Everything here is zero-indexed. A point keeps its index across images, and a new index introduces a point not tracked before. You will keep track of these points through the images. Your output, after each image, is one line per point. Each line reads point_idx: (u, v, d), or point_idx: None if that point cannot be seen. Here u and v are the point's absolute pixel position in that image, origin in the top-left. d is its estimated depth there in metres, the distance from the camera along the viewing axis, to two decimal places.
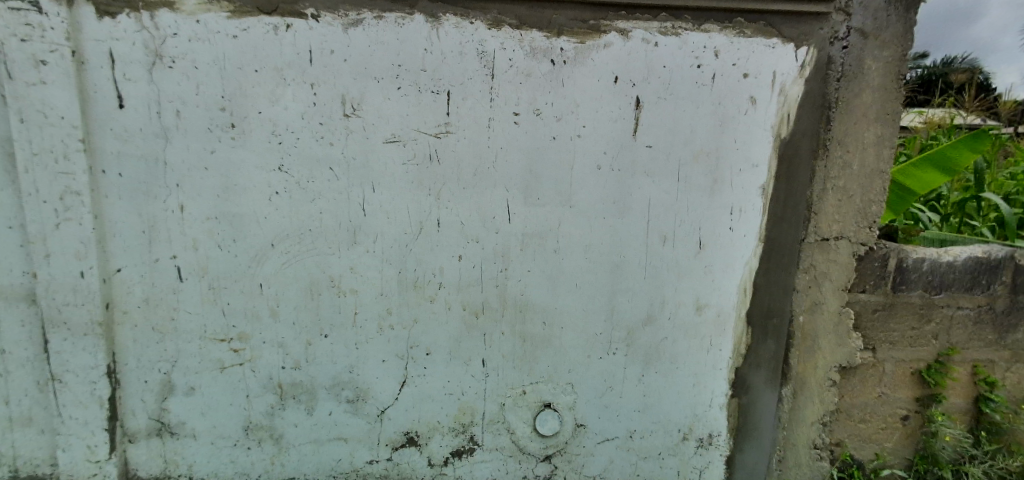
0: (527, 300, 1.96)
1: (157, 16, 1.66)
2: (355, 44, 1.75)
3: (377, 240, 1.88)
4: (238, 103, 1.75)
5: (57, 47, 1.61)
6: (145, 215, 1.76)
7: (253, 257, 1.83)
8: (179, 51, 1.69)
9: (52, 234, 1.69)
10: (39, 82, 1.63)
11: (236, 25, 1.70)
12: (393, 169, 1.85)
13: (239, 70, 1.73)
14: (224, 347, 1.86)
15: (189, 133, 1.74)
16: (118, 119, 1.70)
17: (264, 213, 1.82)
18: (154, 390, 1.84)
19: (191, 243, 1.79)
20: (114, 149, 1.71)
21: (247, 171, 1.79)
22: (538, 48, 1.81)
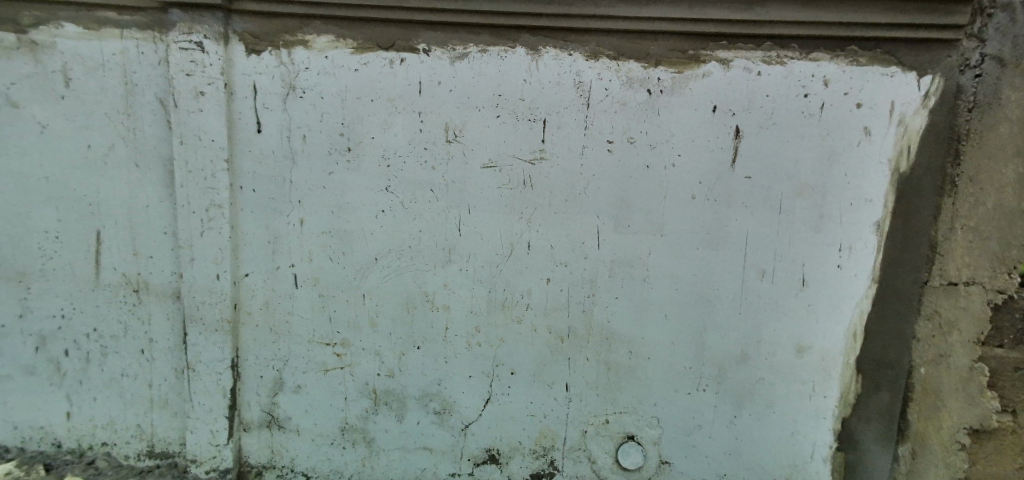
0: (613, 328, 1.95)
1: (294, 53, 1.89)
2: (459, 76, 1.88)
3: (469, 259, 1.97)
4: (355, 130, 1.93)
5: (214, 80, 1.86)
6: (271, 228, 1.97)
7: (359, 269, 1.99)
8: (309, 84, 1.90)
9: (197, 240, 1.93)
10: (198, 110, 1.87)
11: (358, 59, 1.89)
12: (489, 192, 1.93)
13: (358, 100, 1.91)
14: (328, 350, 2.02)
15: (313, 155, 1.94)
16: (257, 142, 1.93)
17: (370, 230, 1.97)
18: (267, 385, 2.03)
19: (307, 254, 1.98)
20: (251, 168, 1.94)
21: (359, 191, 1.96)
22: (634, 77, 1.83)
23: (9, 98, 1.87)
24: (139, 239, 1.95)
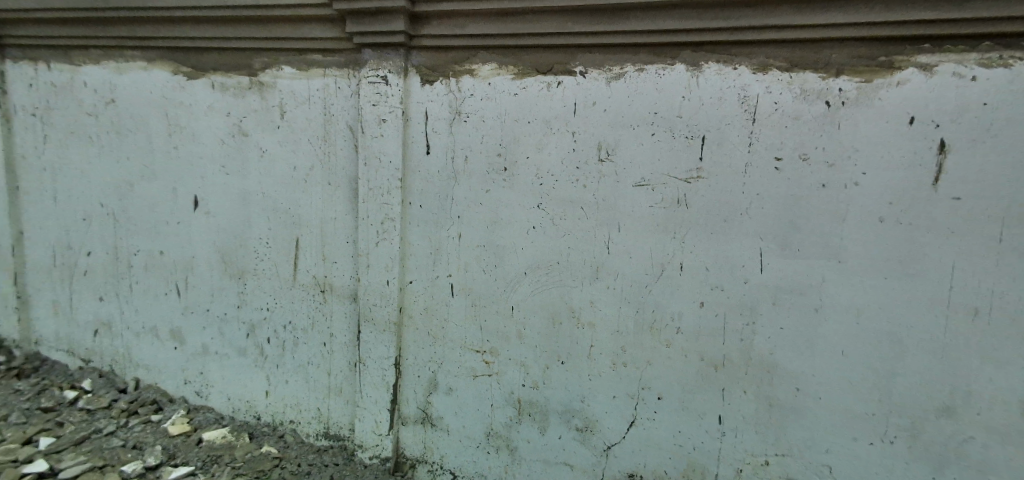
0: (775, 361, 1.79)
1: (461, 82, 2.05)
2: (615, 95, 1.90)
3: (617, 278, 1.96)
4: (512, 150, 2.04)
5: (394, 108, 2.09)
6: (434, 240, 2.15)
7: (509, 282, 2.08)
8: (473, 108, 2.05)
9: (373, 249, 2.18)
10: (380, 135, 2.11)
11: (518, 84, 1.99)
12: (640, 211, 1.91)
13: (516, 122, 2.01)
14: (478, 357, 2.14)
15: (472, 175, 2.09)
16: (425, 163, 2.13)
17: (521, 245, 2.06)
18: (423, 385, 2.21)
19: (463, 265, 2.13)
20: (420, 186, 2.14)
21: (513, 208, 2.06)
22: (810, 90, 1.69)
23: (240, 128, 2.23)
24: (327, 247, 2.23)
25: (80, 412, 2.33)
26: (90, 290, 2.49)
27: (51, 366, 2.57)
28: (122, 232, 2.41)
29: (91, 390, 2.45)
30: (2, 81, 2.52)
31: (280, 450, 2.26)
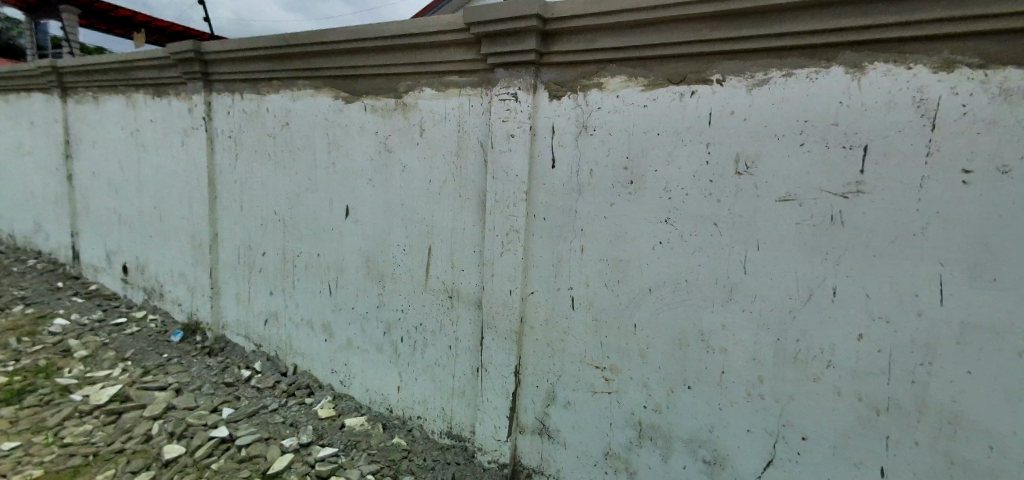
0: (959, 414, 1.42)
1: (589, 95, 1.97)
2: (757, 103, 1.66)
3: (755, 301, 1.72)
4: (639, 163, 1.90)
5: (522, 124, 2.09)
6: (556, 253, 2.11)
7: (633, 299, 1.96)
8: (600, 122, 1.96)
9: (498, 259, 2.22)
10: (508, 150, 2.14)
11: (647, 96, 1.86)
12: (783, 229, 1.65)
13: (644, 134, 1.88)
14: (597, 373, 2.06)
15: (598, 188, 1.99)
16: (551, 177, 2.09)
17: (647, 261, 1.91)
18: (541, 395, 2.20)
19: (585, 279, 2.05)
20: (545, 200, 2.11)
21: (638, 222, 1.92)
22: (1015, 88, 1.29)
23: (386, 146, 2.46)
24: (456, 255, 2.36)
25: (252, 389, 2.73)
26: (262, 285, 2.90)
27: (231, 347, 3.02)
28: (289, 236, 2.78)
29: (260, 372, 2.84)
30: (207, 109, 3.00)
31: (409, 443, 2.43)
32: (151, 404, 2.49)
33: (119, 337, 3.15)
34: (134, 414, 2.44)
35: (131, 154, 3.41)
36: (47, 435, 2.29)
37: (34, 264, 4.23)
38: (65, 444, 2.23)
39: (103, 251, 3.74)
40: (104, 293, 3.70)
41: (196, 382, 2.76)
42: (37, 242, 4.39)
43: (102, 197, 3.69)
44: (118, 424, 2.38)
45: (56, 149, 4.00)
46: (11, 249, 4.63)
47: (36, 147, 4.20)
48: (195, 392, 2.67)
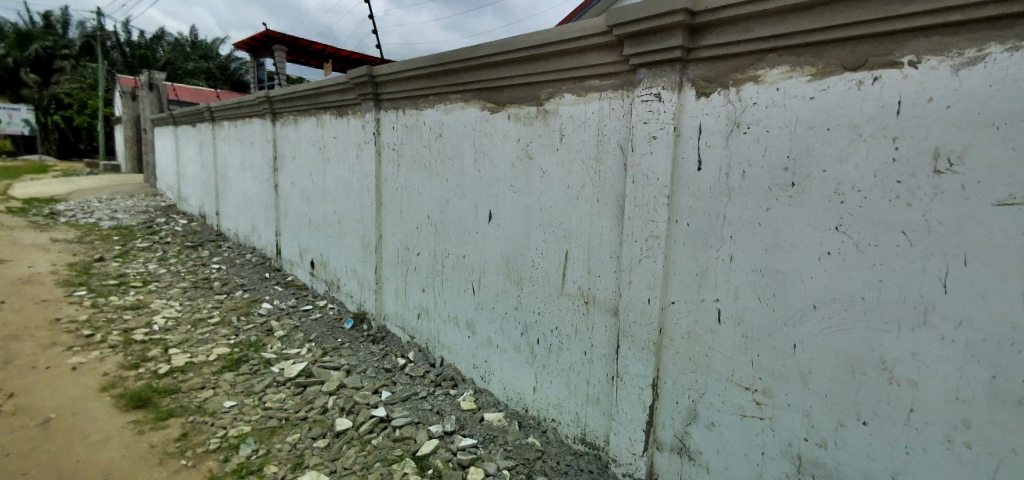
0: None
1: (743, 90, 1.68)
2: (970, 86, 1.21)
3: (960, 327, 1.26)
4: (803, 162, 1.54)
5: (666, 125, 1.87)
6: (701, 261, 1.83)
7: (794, 315, 1.59)
8: (755, 118, 1.64)
9: (636, 265, 2.03)
10: (649, 153, 1.93)
11: (816, 86, 1.50)
12: (1007, 241, 1.17)
13: (810, 130, 1.52)
14: (747, 395, 1.75)
15: (752, 190, 1.67)
16: (696, 180, 1.82)
17: (810, 274, 1.54)
18: (681, 413, 1.95)
19: (734, 290, 1.74)
20: (689, 203, 1.85)
21: (801, 228, 1.55)
22: None
23: (528, 151, 2.41)
24: (593, 260, 2.23)
25: (406, 376, 2.97)
26: (416, 283, 3.10)
27: (390, 337, 3.33)
28: (440, 239, 2.91)
29: (413, 361, 3.09)
30: (376, 126, 3.31)
31: (543, 444, 2.43)
32: (327, 381, 2.90)
33: (307, 321, 3.75)
34: (315, 388, 2.87)
35: (319, 166, 4.05)
36: (254, 398, 2.77)
37: (253, 257, 5.24)
38: (265, 407, 2.70)
39: (297, 248, 4.50)
40: (298, 284, 4.44)
41: (362, 365, 3.10)
42: (254, 240, 5.41)
43: (298, 202, 4.40)
44: (303, 395, 2.82)
45: (269, 164, 4.89)
46: (237, 244, 5.80)
47: (256, 163, 5.20)
48: (361, 374, 3.02)
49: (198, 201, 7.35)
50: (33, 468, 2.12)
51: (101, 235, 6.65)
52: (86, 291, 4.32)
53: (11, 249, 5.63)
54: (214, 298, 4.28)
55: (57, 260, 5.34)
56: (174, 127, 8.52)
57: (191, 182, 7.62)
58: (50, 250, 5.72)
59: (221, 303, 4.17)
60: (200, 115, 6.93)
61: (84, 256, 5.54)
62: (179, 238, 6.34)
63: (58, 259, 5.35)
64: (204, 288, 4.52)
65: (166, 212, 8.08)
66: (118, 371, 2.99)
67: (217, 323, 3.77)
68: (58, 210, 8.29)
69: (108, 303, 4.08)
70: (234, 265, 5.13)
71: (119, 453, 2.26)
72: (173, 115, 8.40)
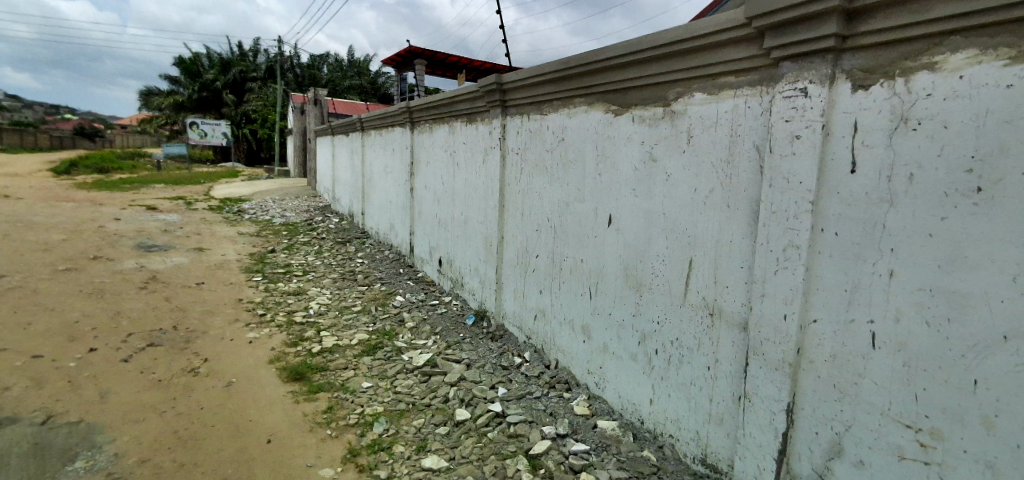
0: None
1: (913, 80, 1.43)
2: None
3: None
4: (995, 163, 1.25)
5: (813, 123, 1.66)
6: (851, 276, 1.58)
7: (974, 348, 1.31)
8: (929, 113, 1.39)
9: (771, 277, 1.83)
10: (791, 154, 1.74)
11: (1016, 72, 1.22)
12: None
13: (1006, 125, 1.23)
14: (908, 435, 1.46)
15: (920, 196, 1.41)
16: (848, 184, 1.58)
17: (998, 297, 1.26)
18: (822, 445, 1.69)
19: (893, 311, 1.48)
20: (838, 210, 1.61)
21: (989, 243, 1.27)
22: None
23: (652, 154, 2.34)
24: (720, 269, 2.07)
25: (521, 375, 3.05)
26: (534, 285, 3.17)
27: (508, 336, 3.44)
28: (558, 241, 2.95)
29: (529, 361, 3.15)
30: (502, 132, 3.47)
31: (658, 460, 2.31)
32: (449, 373, 3.10)
33: (434, 315, 4.04)
34: (439, 378, 3.07)
35: (449, 171, 4.35)
36: (386, 382, 3.06)
37: (391, 253, 5.78)
38: (396, 391, 2.96)
39: (427, 247, 4.86)
40: (426, 280, 4.80)
41: (481, 361, 3.25)
42: (391, 237, 5.96)
43: (430, 204, 4.77)
44: (428, 383, 3.04)
45: (407, 169, 5.37)
46: (378, 241, 6.45)
47: (396, 167, 5.74)
48: (480, 368, 3.17)
49: (348, 202, 8.33)
50: (220, 422, 2.56)
51: (275, 230, 7.87)
52: (263, 277, 5.14)
53: (213, 239, 6.93)
54: (358, 289, 4.82)
55: (244, 249, 6.44)
56: (331, 137, 9.77)
57: (344, 185, 8.67)
58: (239, 242, 6.92)
59: (363, 294, 4.68)
60: (353, 126, 7.86)
61: (262, 247, 6.61)
62: (331, 234, 7.25)
63: (244, 249, 6.45)
64: (350, 280, 5.11)
65: (323, 212, 9.29)
66: (282, 347, 3.50)
67: (359, 311, 4.24)
68: (245, 209, 10.00)
69: (278, 288, 4.81)
70: (375, 259, 5.72)
71: (281, 417, 2.64)
72: (332, 127, 9.64)
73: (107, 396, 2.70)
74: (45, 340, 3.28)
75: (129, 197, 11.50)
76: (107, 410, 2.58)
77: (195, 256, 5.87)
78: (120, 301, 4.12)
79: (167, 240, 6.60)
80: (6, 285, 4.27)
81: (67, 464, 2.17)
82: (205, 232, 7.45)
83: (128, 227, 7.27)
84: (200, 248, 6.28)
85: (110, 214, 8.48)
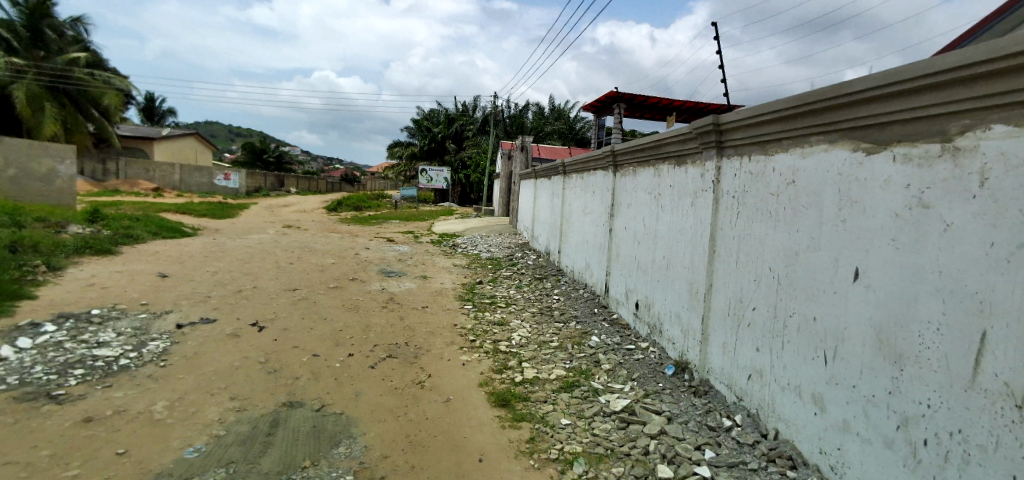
0: None
1: None
2: None
3: None
4: None
5: None
6: None
7: None
8: None
9: None
10: None
11: None
12: None
13: None
14: None
15: None
16: None
17: None
18: None
19: None
20: None
21: None
22: None
23: (922, 200, 1.86)
24: None
25: (732, 440, 2.74)
26: (750, 341, 2.88)
27: (715, 393, 3.17)
28: (782, 295, 2.64)
29: (740, 425, 2.83)
30: (716, 174, 3.33)
31: None
32: (649, 423, 2.98)
33: (630, 360, 3.97)
34: (637, 427, 2.98)
35: (652, 213, 4.32)
36: (584, 422, 3.09)
37: (586, 292, 5.92)
38: (593, 433, 2.96)
39: (624, 288, 4.85)
40: (621, 322, 4.76)
41: (684, 416, 3.06)
42: (586, 277, 6.11)
43: (629, 245, 4.78)
44: (626, 431, 2.97)
45: (607, 210, 5.51)
46: (573, 279, 6.67)
47: (595, 209, 5.94)
48: (683, 425, 2.98)
49: (545, 240, 8.86)
50: (440, 434, 2.87)
51: (481, 263, 8.78)
52: (473, 306, 5.76)
53: (434, 269, 8.03)
54: (555, 325, 5.03)
55: (457, 279, 7.31)
56: (533, 180, 10.66)
57: (542, 224, 9.28)
58: (453, 271, 7.93)
59: (559, 331, 4.86)
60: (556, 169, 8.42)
61: (472, 278, 7.42)
62: (529, 269, 7.76)
63: (457, 279, 7.33)
64: (547, 315, 5.38)
65: (520, 248, 10.06)
66: (489, 372, 3.83)
67: (556, 347, 4.41)
68: (455, 243, 11.40)
69: (485, 317, 5.32)
70: (570, 297, 5.91)
71: (490, 439, 2.84)
72: (535, 171, 10.50)
73: (359, 395, 3.27)
74: (321, 342, 4.17)
75: (372, 230, 14.15)
76: (359, 407, 3.12)
77: (421, 282, 6.87)
78: (369, 316, 5.02)
79: (400, 267, 7.90)
80: (300, 296, 5.59)
81: (333, 446, 2.66)
82: (427, 262, 8.71)
83: (373, 255, 8.96)
84: (424, 276, 7.35)
85: (360, 243, 10.61)
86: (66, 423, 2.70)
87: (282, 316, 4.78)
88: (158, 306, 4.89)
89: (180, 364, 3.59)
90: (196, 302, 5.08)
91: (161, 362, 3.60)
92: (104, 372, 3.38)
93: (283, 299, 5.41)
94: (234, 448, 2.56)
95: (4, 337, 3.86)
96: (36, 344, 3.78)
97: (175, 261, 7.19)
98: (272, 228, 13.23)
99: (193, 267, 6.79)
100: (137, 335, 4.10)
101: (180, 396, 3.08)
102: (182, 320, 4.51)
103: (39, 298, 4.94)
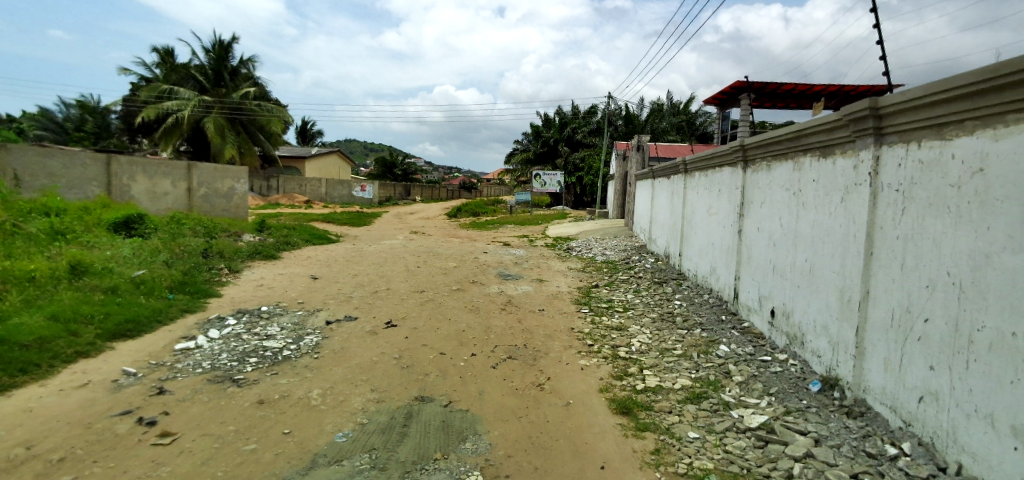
0: None
1: None
2: None
3: None
4: None
5: None
6: None
7: None
8: None
9: None
10: None
11: None
12: None
13: None
14: None
15: None
16: None
17: None
18: None
19: None
20: None
21: None
22: None
23: None
24: None
25: (899, 471, 2.34)
26: (921, 358, 2.44)
27: (874, 415, 2.75)
28: (967, 305, 2.18)
29: (910, 455, 2.39)
30: (876, 165, 2.90)
31: None
32: (792, 444, 2.70)
33: (767, 373, 3.63)
34: (778, 447, 2.71)
35: (792, 212, 3.91)
36: (715, 437, 2.88)
37: (712, 297, 5.54)
38: (726, 450, 2.75)
39: (757, 294, 4.45)
40: (755, 332, 4.37)
41: (835, 439, 2.71)
42: (712, 281, 5.72)
43: (764, 247, 4.38)
44: (765, 450, 2.72)
45: (736, 210, 5.11)
46: (696, 284, 6.30)
47: (722, 209, 5.54)
48: (834, 449, 2.64)
49: (665, 243, 8.47)
50: (562, 437, 2.88)
51: (597, 267, 8.66)
52: (589, 309, 5.71)
53: (549, 272, 8.11)
54: (678, 332, 4.78)
55: (573, 283, 7.30)
56: (652, 181, 10.27)
57: (661, 226, 8.89)
58: (569, 275, 7.94)
59: (683, 338, 4.61)
60: (676, 169, 8.04)
61: (588, 282, 7.36)
62: (648, 273, 7.49)
63: (573, 283, 7.33)
64: (669, 321, 5.13)
65: (638, 251, 9.74)
66: (609, 378, 3.76)
67: (680, 355, 4.18)
68: (570, 247, 11.40)
69: (603, 321, 5.25)
70: (694, 303, 5.58)
71: (613, 448, 2.78)
72: (653, 171, 10.13)
73: (483, 394, 3.41)
74: (448, 341, 4.43)
75: (490, 235, 14.74)
76: (484, 406, 3.25)
77: (538, 286, 6.99)
78: (490, 318, 5.22)
79: (517, 270, 8.13)
80: (426, 297, 6.00)
81: (461, 441, 2.80)
82: (543, 265, 8.84)
83: (491, 258, 9.35)
84: (540, 279, 7.46)
85: (479, 248, 11.13)
86: (245, 404, 3.20)
87: (413, 316, 5.18)
88: (311, 305, 5.59)
89: (330, 357, 4.06)
90: (342, 302, 5.72)
91: (315, 355, 4.10)
92: (272, 361, 3.94)
93: (413, 300, 5.85)
94: (375, 436, 2.82)
95: (200, 329, 4.70)
96: (222, 335, 4.54)
97: (324, 264, 8.19)
98: (402, 234, 14.46)
99: (337, 270, 7.65)
100: (296, 329, 4.72)
101: (331, 386, 3.48)
102: (331, 318, 5.11)
103: (224, 296, 5.92)
